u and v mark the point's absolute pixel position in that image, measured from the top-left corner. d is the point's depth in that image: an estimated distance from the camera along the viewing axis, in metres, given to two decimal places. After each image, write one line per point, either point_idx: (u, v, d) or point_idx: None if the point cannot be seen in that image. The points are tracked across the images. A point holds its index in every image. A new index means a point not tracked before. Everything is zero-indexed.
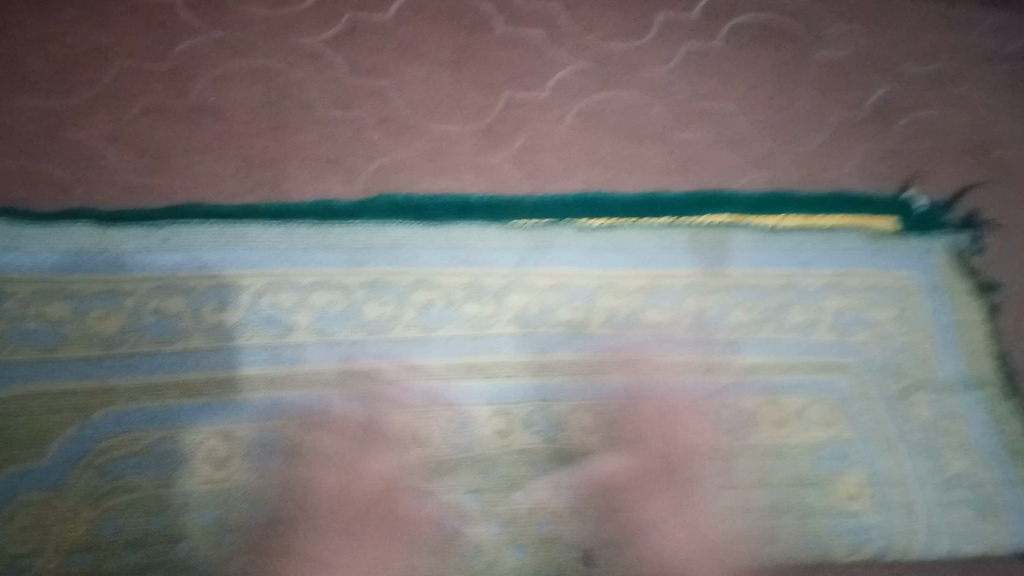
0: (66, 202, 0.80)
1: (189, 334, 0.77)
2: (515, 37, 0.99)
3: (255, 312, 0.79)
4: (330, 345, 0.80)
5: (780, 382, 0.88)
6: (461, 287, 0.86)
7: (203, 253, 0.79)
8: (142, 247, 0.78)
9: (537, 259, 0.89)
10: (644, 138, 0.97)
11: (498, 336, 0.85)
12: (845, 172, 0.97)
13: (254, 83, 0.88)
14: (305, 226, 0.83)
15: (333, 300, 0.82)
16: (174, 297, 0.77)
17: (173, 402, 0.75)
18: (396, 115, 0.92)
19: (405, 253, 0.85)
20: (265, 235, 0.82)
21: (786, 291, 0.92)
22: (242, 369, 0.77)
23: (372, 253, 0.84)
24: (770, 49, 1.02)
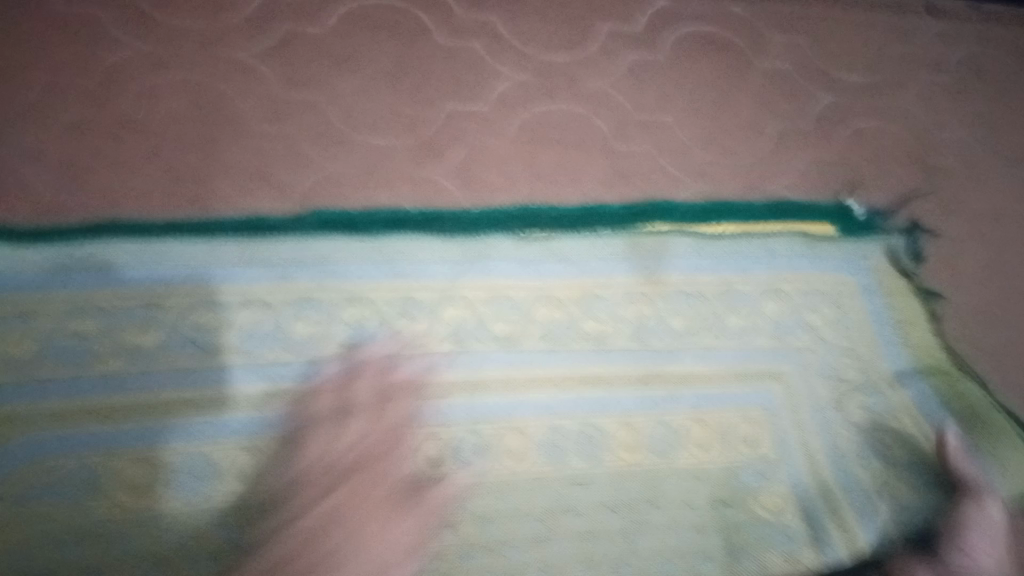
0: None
1: (106, 357, 0.74)
2: (456, 48, 0.98)
3: (178, 333, 0.76)
4: (256, 367, 0.77)
5: (715, 395, 0.88)
6: (390, 304, 0.83)
7: (121, 272, 0.77)
8: (56, 267, 0.75)
9: (471, 272, 0.87)
10: (586, 149, 0.98)
11: (430, 354, 0.82)
12: (778, 186, 1.03)
13: (183, 95, 0.87)
14: (230, 242, 0.81)
15: (259, 318, 0.79)
16: (89, 319, 0.75)
17: (86, 428, 0.71)
18: (331, 128, 0.91)
19: (336, 268, 0.83)
20: (188, 251, 0.79)
21: (724, 299, 0.93)
22: (163, 392, 0.74)
23: (300, 268, 0.82)
24: (706, 66, 1.06)
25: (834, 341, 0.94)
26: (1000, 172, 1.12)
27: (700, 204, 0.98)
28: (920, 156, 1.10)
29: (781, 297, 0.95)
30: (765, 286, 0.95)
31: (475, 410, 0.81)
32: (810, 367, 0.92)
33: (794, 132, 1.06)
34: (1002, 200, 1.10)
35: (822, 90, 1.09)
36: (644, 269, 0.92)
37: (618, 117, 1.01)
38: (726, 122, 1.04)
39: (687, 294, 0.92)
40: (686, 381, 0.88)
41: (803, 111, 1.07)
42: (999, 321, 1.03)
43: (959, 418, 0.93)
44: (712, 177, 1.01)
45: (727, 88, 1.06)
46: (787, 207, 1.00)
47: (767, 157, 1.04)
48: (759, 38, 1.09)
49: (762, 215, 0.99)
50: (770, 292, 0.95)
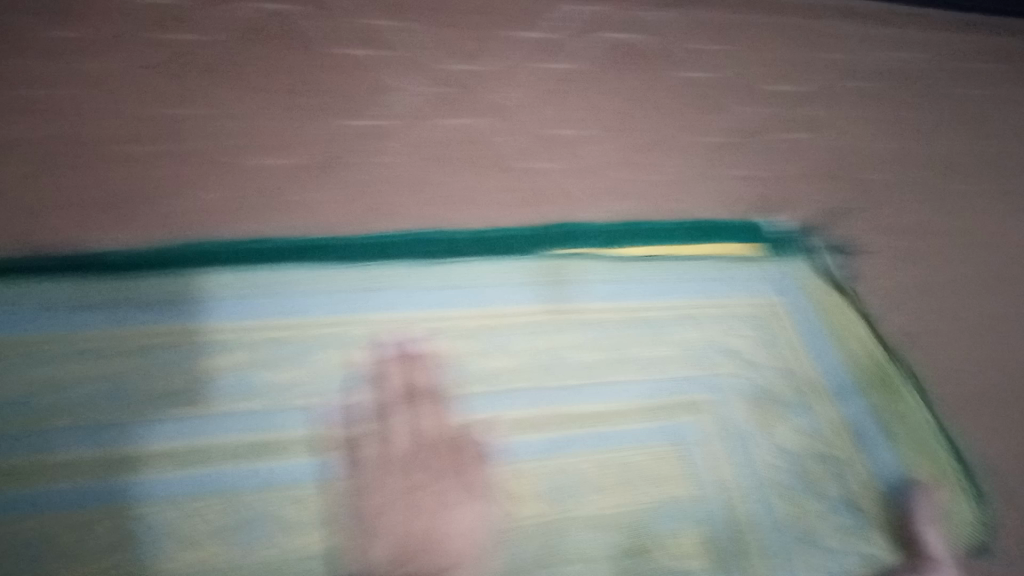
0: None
1: None
2: (341, 59, 0.94)
3: None
4: (73, 429, 0.64)
5: (630, 433, 0.75)
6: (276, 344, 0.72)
7: None
8: None
9: (343, 308, 0.76)
10: (485, 164, 0.91)
11: (294, 405, 0.69)
12: (703, 205, 0.96)
13: (35, 116, 0.80)
14: (58, 282, 0.70)
15: (81, 370, 0.67)
16: None
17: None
18: (204, 148, 0.83)
19: (212, 306, 0.72)
20: (3, 292, 0.69)
21: (639, 324, 0.83)
22: None
23: (139, 308, 0.71)
24: (619, 81, 1.04)
25: (773, 368, 0.84)
26: (927, 181, 1.07)
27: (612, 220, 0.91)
28: (850, 168, 1.05)
29: (708, 322, 0.86)
30: (688, 312, 0.86)
31: (368, 451, 0.69)
32: (727, 387, 0.81)
33: (705, 145, 1.01)
34: (936, 210, 1.05)
35: (738, 103, 1.07)
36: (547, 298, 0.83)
37: (519, 130, 0.95)
38: (642, 138, 0.99)
39: (602, 324, 0.83)
40: (602, 428, 0.75)
41: (721, 124, 1.04)
42: (957, 335, 0.94)
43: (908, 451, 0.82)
44: (630, 197, 0.94)
45: (631, 102, 1.03)
46: (705, 222, 0.94)
47: (681, 170, 0.98)
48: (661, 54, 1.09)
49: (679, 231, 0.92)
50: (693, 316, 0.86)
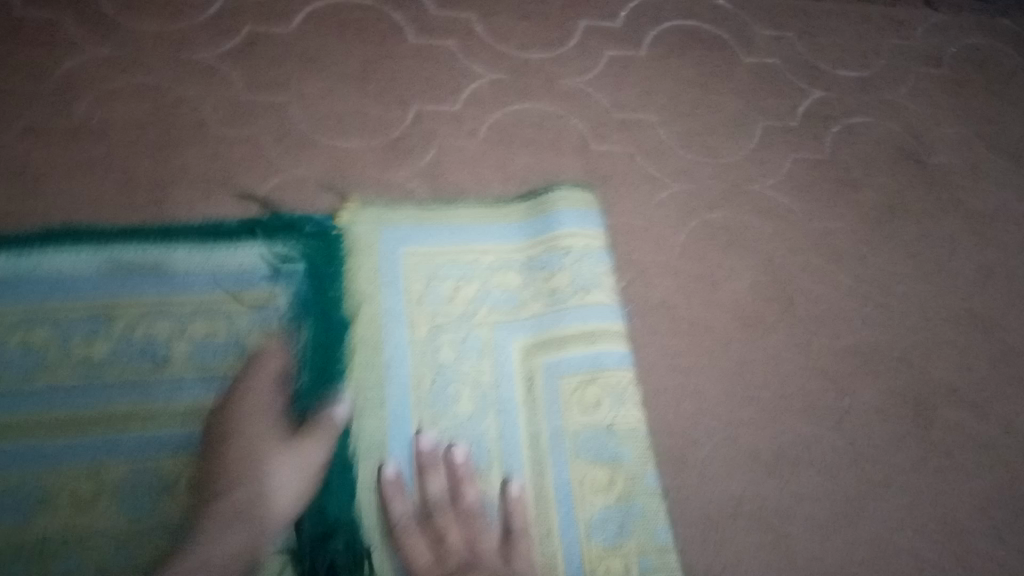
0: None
1: (54, 367, 0.75)
2: (427, 47, 0.97)
3: (128, 344, 0.77)
4: (208, 379, 0.77)
5: (691, 406, 0.85)
6: (486, 357, 0.83)
7: (74, 278, 0.78)
8: (12, 274, 0.77)
9: (425, 270, 0.86)
10: (560, 150, 0.95)
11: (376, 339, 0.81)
12: (770, 186, 0.98)
13: (143, 98, 0.88)
14: (185, 248, 0.81)
15: (211, 330, 0.79)
16: (41, 330, 0.76)
17: (35, 439, 0.72)
18: (296, 131, 0.90)
19: (429, 289, 0.85)
20: (141, 257, 0.80)
21: (697, 299, 0.91)
22: (110, 405, 0.74)
23: (257, 276, 0.82)
24: (690, 61, 1.03)
25: (819, 359, 0.90)
26: (1012, 172, 1.04)
27: (673, 212, 0.94)
28: (926, 154, 1.04)
29: (759, 318, 0.91)
30: (742, 294, 0.92)
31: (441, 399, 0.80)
32: (782, 367, 0.89)
33: (780, 129, 1.01)
34: (1015, 198, 1.03)
35: (812, 85, 1.04)
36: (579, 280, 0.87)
37: (594, 116, 0.98)
38: (711, 120, 1.00)
39: (648, 309, 0.89)
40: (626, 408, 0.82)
41: (792, 109, 1.03)
42: (1013, 350, 0.94)
43: (939, 440, 0.88)
44: (696, 178, 0.97)
45: (709, 83, 1.02)
46: (769, 212, 0.96)
47: (752, 155, 0.99)
48: (743, 33, 1.06)
49: (741, 218, 0.95)
50: (743, 312, 0.91)
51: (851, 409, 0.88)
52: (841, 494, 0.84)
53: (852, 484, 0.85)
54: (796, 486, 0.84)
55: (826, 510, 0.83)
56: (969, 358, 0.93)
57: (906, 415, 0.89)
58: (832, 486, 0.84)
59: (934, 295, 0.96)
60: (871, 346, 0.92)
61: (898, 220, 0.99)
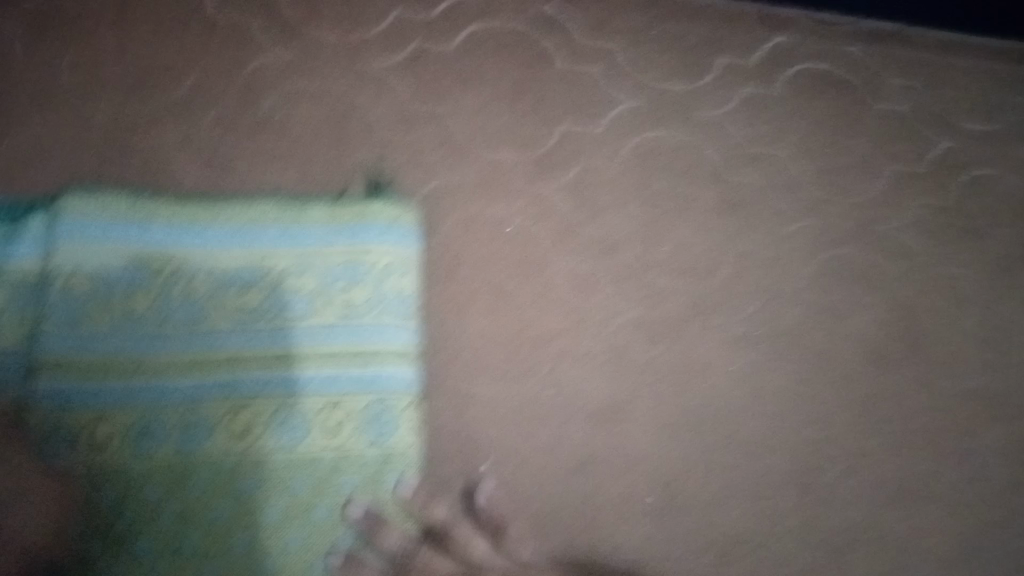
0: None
1: (210, 315, 0.76)
2: (574, 72, 1.01)
3: (277, 296, 0.78)
4: (353, 329, 0.78)
5: (817, 435, 0.87)
6: (358, 398, 0.77)
7: (214, 231, 0.78)
8: (152, 219, 0.76)
9: (555, 285, 0.89)
10: (695, 178, 0.98)
11: (390, 362, 0.78)
12: (898, 227, 0.99)
13: (318, 101, 0.93)
14: (319, 203, 0.80)
15: (353, 288, 0.79)
16: (194, 278, 0.76)
17: (189, 380, 0.74)
18: (452, 141, 0.95)
19: (399, 296, 0.80)
20: (277, 210, 0.79)
21: (830, 329, 0.92)
22: (260, 350, 0.76)
23: (378, 232, 0.81)
24: (823, 100, 1.05)
25: (940, 399, 0.91)
26: None
27: (803, 245, 0.96)
28: None
29: (884, 354, 0.92)
30: (867, 329, 0.93)
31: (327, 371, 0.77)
32: (905, 404, 0.90)
33: (908, 174, 1.03)
34: None
35: (940, 135, 1.06)
36: (719, 304, 0.91)
37: (729, 147, 1.00)
38: (843, 160, 1.02)
39: (777, 336, 0.90)
40: (760, 432, 0.86)
41: (920, 154, 1.05)
42: None
43: None
44: (826, 215, 0.98)
45: (841, 126, 1.04)
46: (898, 253, 0.98)
47: (882, 196, 1.01)
48: (876, 79, 1.08)
49: (869, 257, 0.97)
50: (869, 347, 0.92)
51: (971, 450, 0.90)
52: (958, 534, 0.86)
53: (968, 527, 0.87)
54: (915, 520, 0.86)
55: (943, 543, 0.86)
56: None
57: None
58: (953, 523, 0.86)
59: None
60: (993, 392, 0.93)
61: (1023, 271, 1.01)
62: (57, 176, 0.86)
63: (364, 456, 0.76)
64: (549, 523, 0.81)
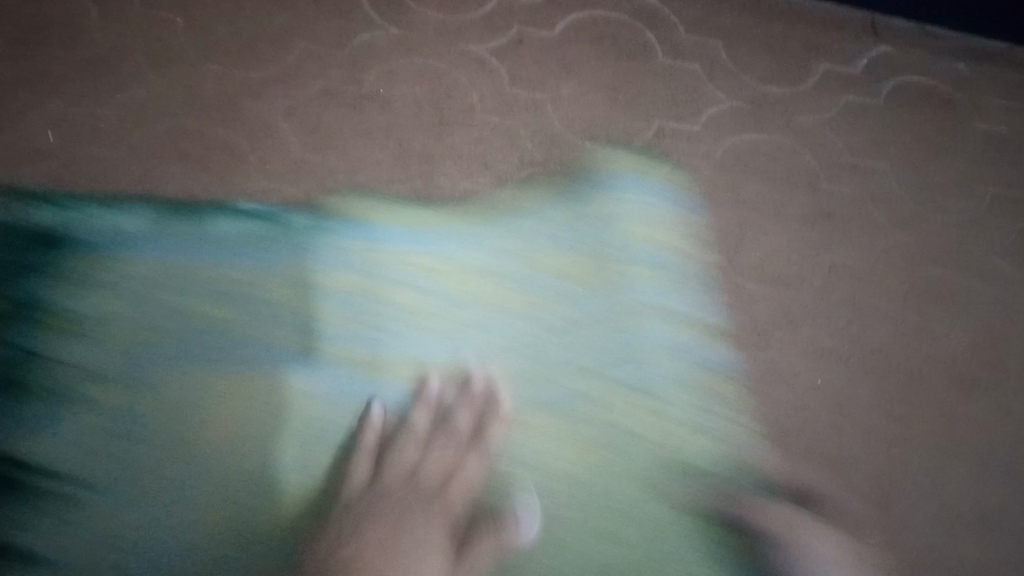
0: (236, 183, 0.87)
1: (370, 319, 0.84)
2: (675, 68, 1.00)
3: (436, 299, 0.86)
4: (548, 322, 0.86)
5: (899, 456, 0.86)
6: (611, 390, 0.84)
7: (362, 242, 0.86)
8: (305, 235, 0.86)
9: (644, 281, 0.89)
10: (791, 184, 0.96)
11: (654, 353, 0.86)
12: (995, 251, 0.97)
13: (421, 79, 0.93)
14: (463, 211, 0.89)
15: (545, 283, 0.88)
16: (354, 290, 0.85)
17: (348, 382, 0.82)
18: (548, 128, 0.94)
19: (611, 268, 0.89)
20: (421, 221, 0.88)
21: (917, 348, 0.90)
22: (422, 351, 0.84)
23: (550, 223, 0.90)
24: (926, 114, 1.03)
25: None
26: None
27: (896, 261, 0.94)
28: None
29: (972, 379, 0.90)
30: (956, 352, 0.91)
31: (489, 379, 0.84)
32: (992, 431, 0.88)
33: (1010, 197, 1.00)
34: None
35: None
36: (808, 313, 0.90)
37: (826, 156, 0.99)
38: (942, 177, 1.00)
39: (864, 351, 0.89)
40: (841, 447, 0.85)
41: (1023, 178, 1.02)
42: None
43: None
44: (920, 233, 0.96)
45: (943, 143, 1.02)
46: (993, 277, 0.95)
47: (981, 217, 0.98)
48: (980, 98, 1.05)
49: (962, 278, 0.95)
50: (958, 369, 0.90)
51: None
52: None
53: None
54: (994, 552, 0.84)
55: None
56: None
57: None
58: None
59: None
60: None
61: None
62: (171, 136, 0.88)
63: (667, 433, 0.83)
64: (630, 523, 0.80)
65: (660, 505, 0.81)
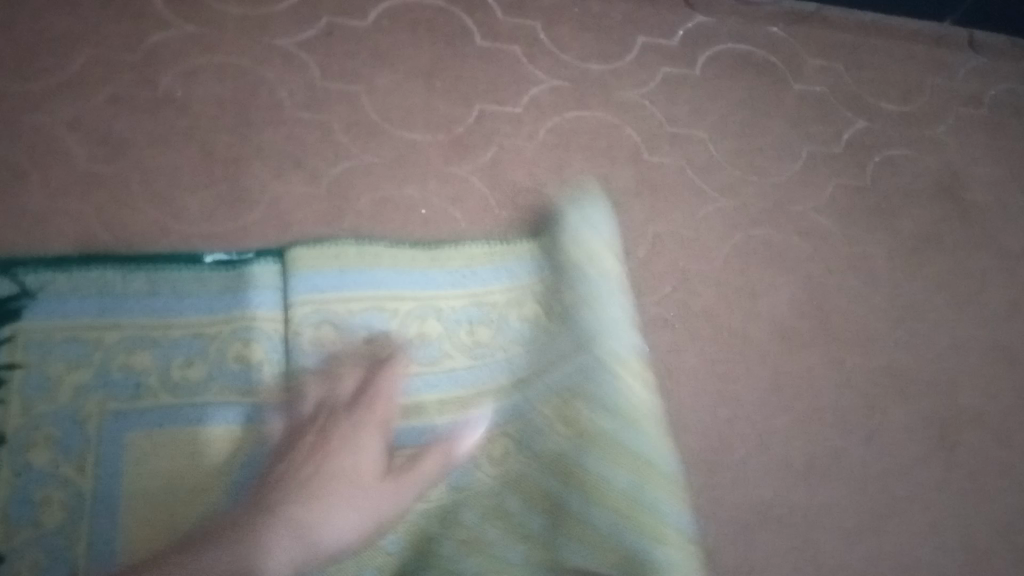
0: (16, 203, 0.79)
1: (153, 391, 0.72)
2: (493, 50, 0.99)
3: (234, 365, 0.74)
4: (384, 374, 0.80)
5: (734, 416, 0.87)
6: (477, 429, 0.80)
7: (141, 300, 0.75)
8: (66, 292, 0.73)
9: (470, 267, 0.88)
10: (615, 159, 0.97)
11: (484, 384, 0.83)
12: (813, 207, 1.00)
13: (224, 78, 0.89)
14: (265, 262, 0.79)
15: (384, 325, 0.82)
16: (127, 357, 0.72)
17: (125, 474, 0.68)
18: (365, 119, 0.92)
19: (463, 267, 0.87)
20: (210, 277, 0.77)
21: (744, 307, 0.93)
22: (219, 425, 0.72)
23: (374, 277, 0.83)
24: (744, 79, 1.05)
25: (851, 374, 0.93)
26: None
27: (719, 226, 0.96)
28: (961, 189, 1.08)
29: (796, 333, 0.93)
30: (781, 310, 0.94)
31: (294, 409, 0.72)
32: (820, 380, 0.91)
33: (826, 154, 1.04)
34: None
35: (857, 115, 1.08)
36: (636, 284, 0.90)
37: (647, 128, 1.00)
38: (762, 140, 1.02)
39: (694, 316, 0.91)
40: (676, 411, 0.86)
41: (836, 135, 1.05)
42: None
43: (961, 462, 0.92)
44: (742, 196, 0.98)
45: (762, 106, 1.05)
46: (813, 233, 0.99)
47: (798, 176, 1.02)
48: (797, 59, 1.09)
49: (783, 237, 0.97)
50: (784, 326, 0.93)
51: (881, 429, 0.91)
52: (870, 509, 0.87)
53: (878, 504, 0.88)
54: (823, 499, 0.86)
55: (856, 520, 0.86)
56: (989, 383, 0.97)
57: (933, 441, 0.92)
58: (864, 499, 0.87)
59: (963, 321, 1.00)
60: (903, 368, 0.95)
61: (934, 250, 1.03)
62: None
63: (529, 428, 0.82)
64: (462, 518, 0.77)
65: (522, 496, 0.78)
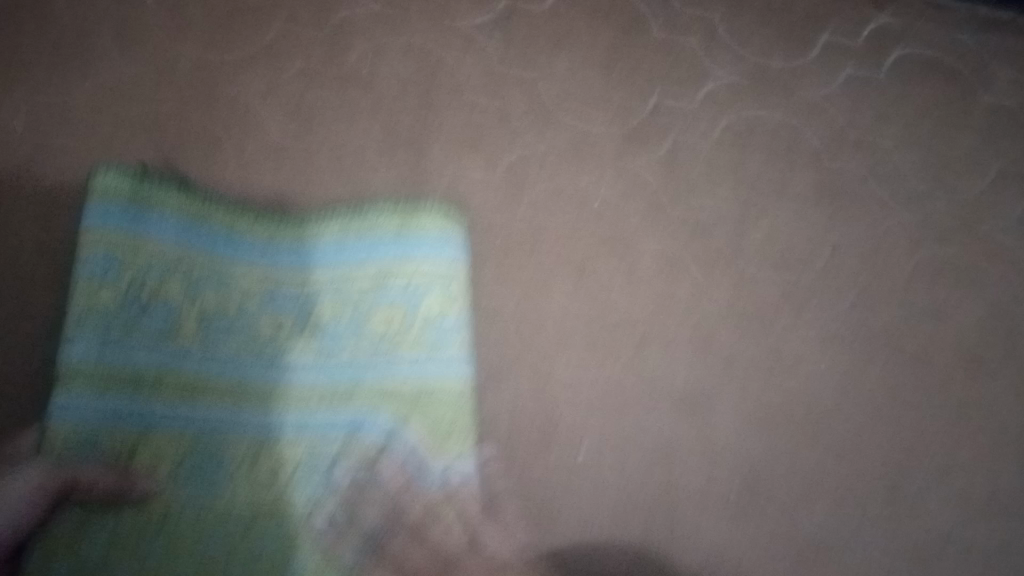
0: (214, 171, 0.82)
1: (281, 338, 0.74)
2: (672, 41, 0.96)
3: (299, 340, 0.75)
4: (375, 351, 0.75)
5: (908, 441, 0.83)
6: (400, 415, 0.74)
7: (286, 257, 0.77)
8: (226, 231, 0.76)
9: (642, 265, 0.85)
10: (795, 162, 0.93)
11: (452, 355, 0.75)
12: (1001, 226, 0.94)
13: (407, 57, 0.89)
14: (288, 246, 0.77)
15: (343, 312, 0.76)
16: (263, 312, 0.75)
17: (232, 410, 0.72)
18: (542, 106, 0.90)
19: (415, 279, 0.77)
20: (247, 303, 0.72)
21: (925, 327, 0.88)
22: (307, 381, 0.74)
23: (378, 250, 0.78)
24: (934, 87, 0.99)
25: None
26: None
27: (899, 239, 0.91)
28: None
29: (981, 360, 0.87)
30: (963, 332, 0.88)
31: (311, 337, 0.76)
32: (1002, 411, 0.86)
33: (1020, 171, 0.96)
34: None
35: None
36: (811, 295, 0.87)
37: (830, 131, 0.95)
38: (949, 152, 0.96)
39: (871, 334, 0.86)
40: (851, 432, 0.82)
41: None
42: None
43: None
44: (926, 210, 0.93)
45: (950, 115, 0.98)
46: (1000, 254, 0.92)
47: (989, 192, 0.95)
48: (990, 67, 1.01)
49: (969, 257, 0.92)
50: (965, 350, 0.88)
51: None
52: None
53: None
54: (1003, 539, 0.81)
55: None
56: None
57: None
58: None
59: None
60: None
61: None
62: (139, 120, 0.82)
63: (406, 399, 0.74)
64: (630, 518, 0.76)
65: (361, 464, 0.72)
